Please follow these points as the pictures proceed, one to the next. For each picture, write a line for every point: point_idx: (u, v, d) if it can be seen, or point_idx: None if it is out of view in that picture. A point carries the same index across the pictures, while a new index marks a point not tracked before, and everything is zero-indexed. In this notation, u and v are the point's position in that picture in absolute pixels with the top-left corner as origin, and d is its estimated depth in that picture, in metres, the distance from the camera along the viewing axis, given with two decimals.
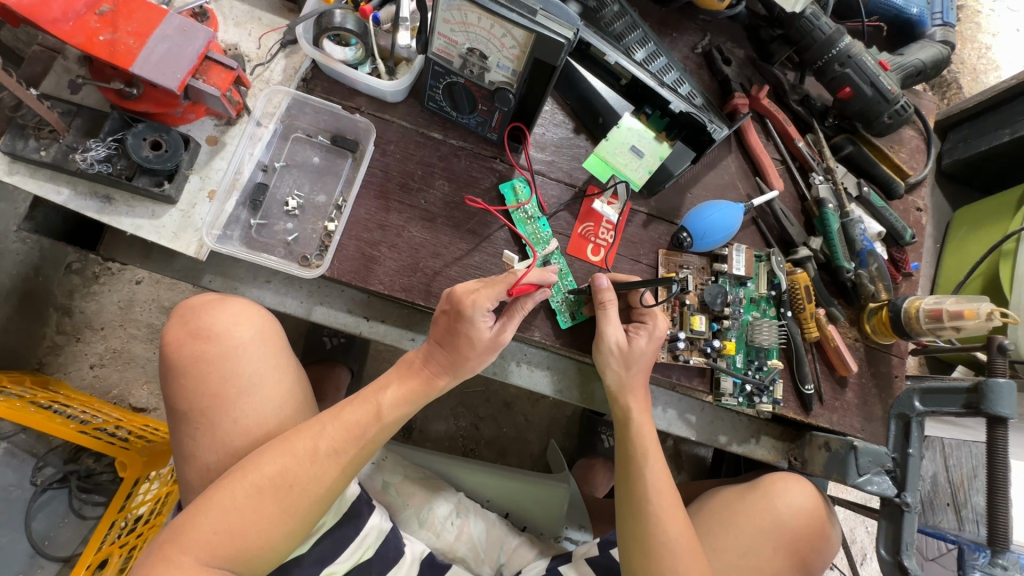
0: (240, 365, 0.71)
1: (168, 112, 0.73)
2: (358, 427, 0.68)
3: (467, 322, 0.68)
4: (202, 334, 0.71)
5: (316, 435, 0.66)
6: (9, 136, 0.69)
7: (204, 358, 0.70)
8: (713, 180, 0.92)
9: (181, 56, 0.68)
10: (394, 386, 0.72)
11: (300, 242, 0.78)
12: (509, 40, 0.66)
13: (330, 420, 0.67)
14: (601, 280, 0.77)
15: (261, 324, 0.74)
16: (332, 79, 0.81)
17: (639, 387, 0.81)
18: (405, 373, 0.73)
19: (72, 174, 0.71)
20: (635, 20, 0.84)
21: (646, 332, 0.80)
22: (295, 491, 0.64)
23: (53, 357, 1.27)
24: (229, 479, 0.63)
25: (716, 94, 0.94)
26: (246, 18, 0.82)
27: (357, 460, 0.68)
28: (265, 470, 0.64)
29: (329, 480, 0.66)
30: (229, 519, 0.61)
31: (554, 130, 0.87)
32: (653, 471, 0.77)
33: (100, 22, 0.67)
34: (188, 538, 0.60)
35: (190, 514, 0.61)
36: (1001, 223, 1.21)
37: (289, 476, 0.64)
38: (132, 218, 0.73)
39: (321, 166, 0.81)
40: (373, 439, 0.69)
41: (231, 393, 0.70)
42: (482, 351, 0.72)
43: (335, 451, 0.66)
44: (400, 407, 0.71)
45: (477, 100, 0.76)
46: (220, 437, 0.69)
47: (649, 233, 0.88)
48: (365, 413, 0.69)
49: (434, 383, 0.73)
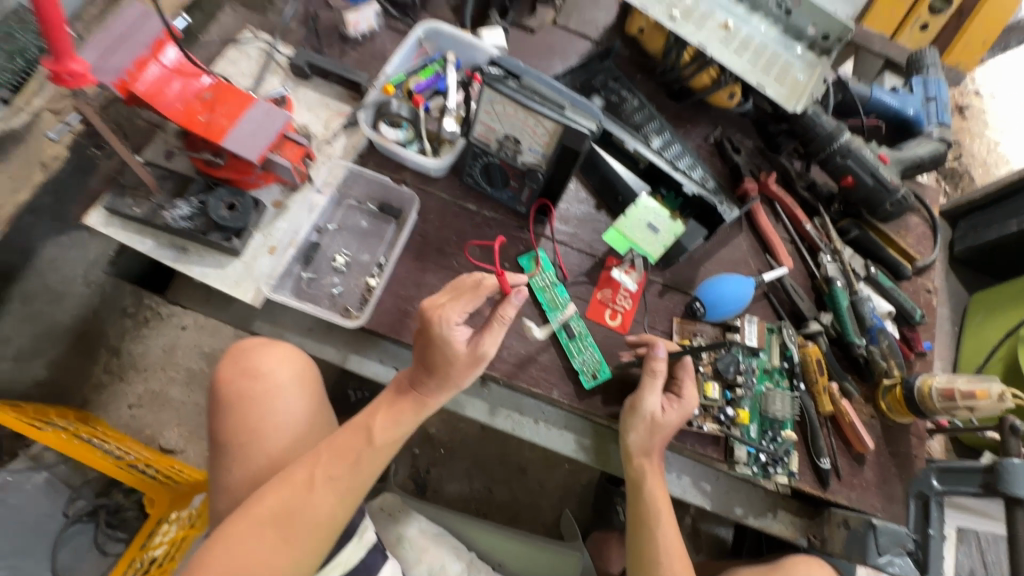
0: (271, 401, 0.78)
1: (244, 178, 0.84)
2: (351, 453, 0.75)
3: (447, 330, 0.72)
4: (250, 372, 0.79)
5: (313, 464, 0.74)
6: (112, 195, 0.81)
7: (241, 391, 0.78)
8: (725, 255, 0.98)
9: (264, 134, 0.81)
10: (382, 413, 0.78)
11: (343, 295, 0.86)
12: (541, 129, 0.77)
13: (325, 451, 0.76)
14: (658, 348, 0.83)
15: (301, 367, 0.81)
16: (383, 156, 0.92)
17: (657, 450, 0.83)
18: (395, 397, 0.79)
19: (157, 228, 0.81)
20: (653, 113, 1.00)
21: (679, 406, 0.82)
22: (300, 520, 0.71)
23: (97, 395, 1.40)
24: (242, 513, 0.71)
25: (727, 178, 1.04)
26: (318, 104, 0.94)
27: (354, 484, 0.75)
28: (272, 503, 0.71)
29: (330, 504, 0.73)
30: (245, 547, 0.69)
31: (577, 206, 0.96)
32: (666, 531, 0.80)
33: (201, 105, 0.79)
34: (208, 566, 0.67)
35: (214, 544, 0.69)
36: (1020, 309, 1.22)
37: (293, 505, 0.72)
38: (202, 267, 0.82)
39: (367, 229, 0.90)
40: (368, 463, 0.76)
41: (267, 429, 0.77)
42: (463, 366, 0.75)
43: (332, 479, 0.74)
44: (389, 432, 0.77)
45: (510, 178, 0.87)
46: (250, 469, 0.76)
47: (665, 302, 0.94)
48: (357, 438, 0.76)
49: (424, 403, 0.78)
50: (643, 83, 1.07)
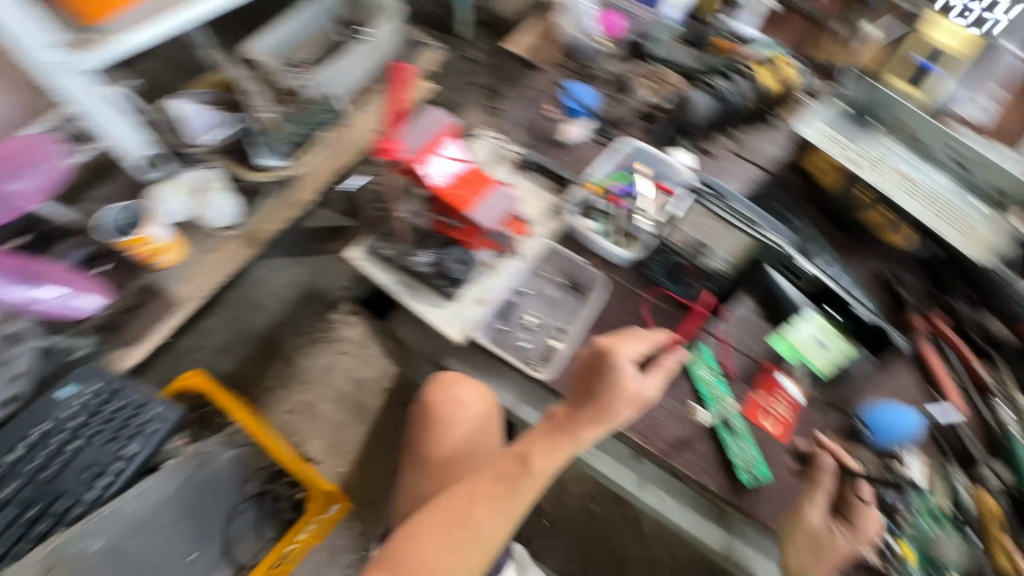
0: (464, 424, 1.01)
1: (467, 239, 1.02)
2: (510, 478, 0.84)
3: (612, 364, 0.83)
4: (454, 402, 1.02)
5: (478, 480, 0.86)
6: (374, 240, 1.04)
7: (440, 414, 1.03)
8: (890, 385, 0.99)
9: (497, 209, 0.99)
10: (540, 444, 0.84)
11: (529, 351, 0.99)
12: (736, 241, 0.97)
13: (489, 471, 0.86)
14: (824, 460, 0.86)
15: (487, 409, 1.03)
16: (576, 240, 1.08)
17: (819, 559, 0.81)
18: (549, 430, 0.85)
19: (399, 268, 1.01)
20: (819, 240, 1.11)
21: (849, 532, 0.82)
22: (468, 529, 0.83)
23: (265, 396, 1.64)
24: (426, 516, 0.85)
25: (893, 311, 1.07)
26: (532, 192, 1.12)
27: (513, 504, 0.84)
28: (446, 511, 0.84)
29: (494, 519, 0.83)
30: (424, 546, 0.82)
31: (741, 309, 1.02)
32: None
33: (454, 181, 0.97)
34: (398, 555, 0.82)
35: (402, 539, 0.84)
36: None
37: (462, 514, 0.83)
38: (424, 304, 0.99)
39: (556, 299, 1.05)
40: (524, 489, 0.83)
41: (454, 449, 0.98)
42: (625, 400, 0.82)
43: (494, 499, 0.84)
44: (545, 461, 0.83)
45: (689, 276, 1.01)
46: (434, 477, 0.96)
47: (824, 418, 0.96)
48: (516, 465, 0.85)
49: (580, 436, 0.83)
50: (812, 212, 1.17)
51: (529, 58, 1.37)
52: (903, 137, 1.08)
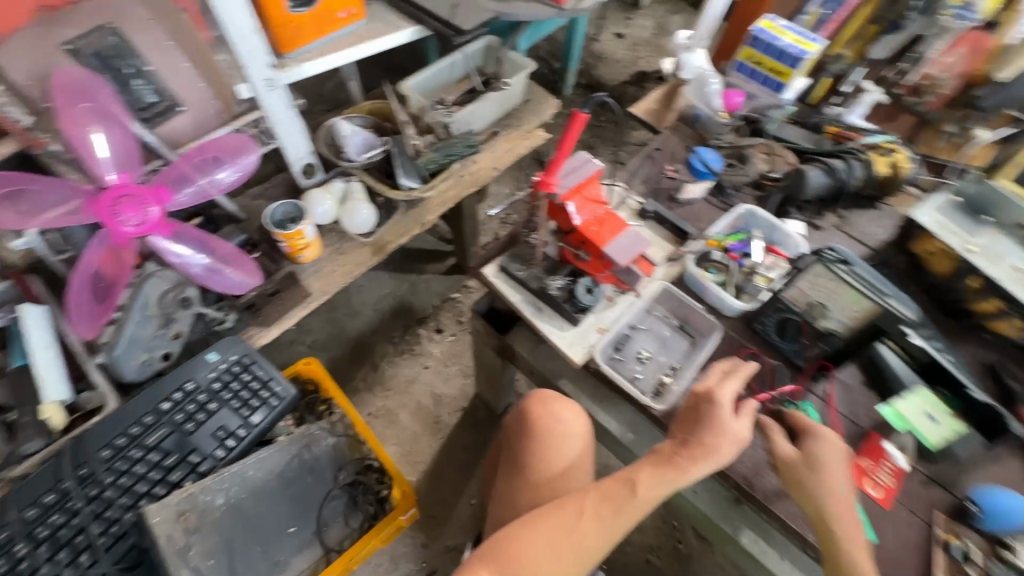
0: (564, 443, 1.06)
1: (595, 272, 1.10)
2: (617, 499, 0.90)
3: (714, 405, 0.91)
4: (553, 418, 1.07)
5: (584, 497, 0.92)
6: (508, 259, 1.15)
7: (540, 426, 1.07)
8: (1000, 471, 0.99)
9: (632, 247, 1.06)
10: (647, 470, 0.90)
11: (641, 381, 1.06)
12: (858, 306, 1.05)
13: (594, 490, 0.92)
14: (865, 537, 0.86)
15: (581, 423, 1.08)
16: (690, 288, 1.17)
17: (842, 523, 0.87)
18: (656, 461, 0.91)
19: (529, 288, 1.12)
20: (929, 325, 1.12)
21: None
22: (573, 543, 0.87)
23: (351, 396, 1.75)
24: (531, 521, 0.90)
25: (1000, 400, 1.09)
26: (651, 239, 1.22)
27: (616, 527, 0.89)
28: (554, 519, 0.89)
29: (597, 536, 0.88)
30: (530, 546, 0.87)
31: (847, 376, 1.08)
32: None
33: (594, 219, 1.06)
34: (503, 549, 0.87)
35: (507, 536, 0.89)
36: None
37: (568, 527, 0.88)
38: (549, 325, 1.09)
39: (667, 338, 1.12)
40: (627, 512, 0.89)
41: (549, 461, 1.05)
42: (729, 442, 0.89)
43: (598, 516, 0.89)
44: (651, 488, 0.89)
45: (802, 335, 1.06)
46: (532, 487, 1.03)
47: (927, 492, 0.98)
48: (622, 488, 0.91)
49: (683, 469, 0.88)
50: (917, 293, 1.22)
51: (647, 120, 1.52)
52: (1017, 235, 1.13)
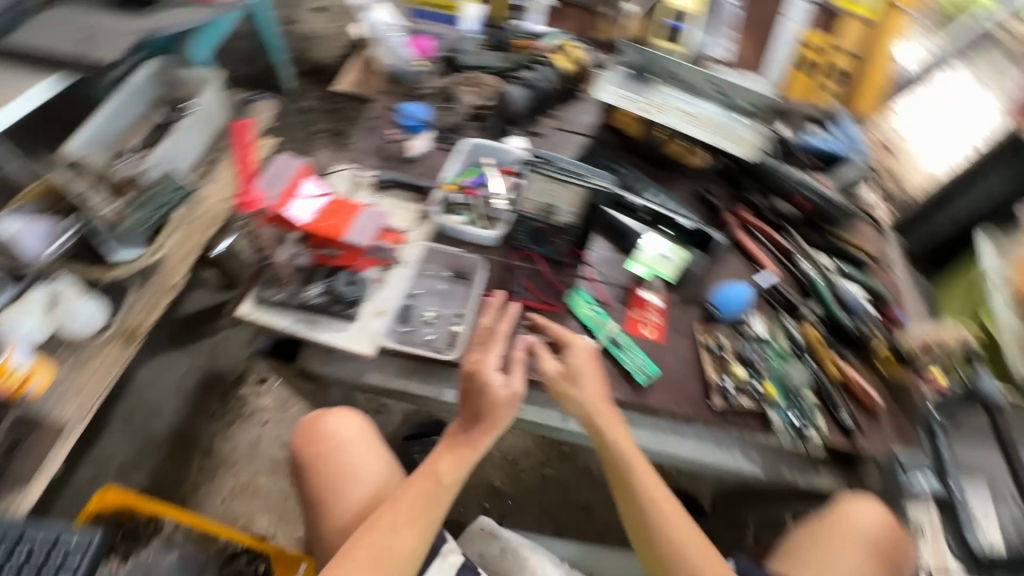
0: (349, 453, 1.03)
1: (351, 262, 1.11)
2: (426, 495, 0.90)
3: (479, 375, 0.95)
4: (329, 435, 1.05)
5: (396, 506, 0.89)
6: (260, 289, 1.07)
7: (320, 451, 1.04)
8: (725, 272, 1.24)
9: (371, 226, 1.09)
10: (445, 456, 0.94)
11: (436, 341, 1.09)
12: (575, 195, 1.14)
13: (403, 497, 0.90)
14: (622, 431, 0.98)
15: (361, 425, 1.07)
16: (449, 236, 1.20)
17: (602, 415, 0.98)
18: (453, 444, 0.96)
19: (291, 306, 1.05)
20: (644, 181, 1.33)
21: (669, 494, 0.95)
22: (394, 556, 0.85)
23: (194, 493, 1.56)
24: (343, 558, 0.85)
25: (710, 218, 1.34)
26: (396, 207, 1.22)
27: (430, 519, 0.89)
28: (369, 543, 0.86)
29: (413, 535, 0.87)
30: None
31: (600, 252, 1.22)
32: (655, 493, 0.94)
33: (323, 215, 1.07)
34: None
35: None
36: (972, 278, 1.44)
37: (386, 545, 0.85)
38: (329, 332, 1.05)
39: (446, 290, 1.15)
40: (441, 503, 0.91)
41: (343, 478, 1.01)
42: (504, 399, 0.95)
43: (413, 519, 0.88)
44: (454, 471, 0.93)
45: (549, 236, 1.17)
46: (339, 513, 0.98)
47: (685, 313, 1.18)
48: (428, 482, 0.92)
49: (476, 444, 0.95)
50: (631, 158, 1.40)
51: (356, 91, 1.48)
52: (673, 82, 1.36)
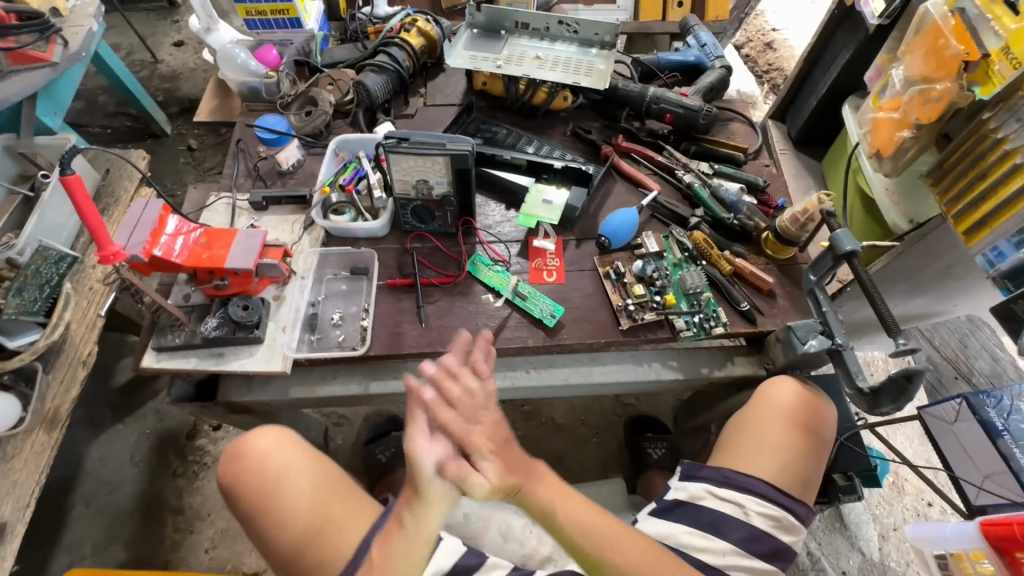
0: (269, 460, 1.00)
1: (246, 287, 1.09)
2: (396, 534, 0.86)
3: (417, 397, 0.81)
4: (242, 455, 1.00)
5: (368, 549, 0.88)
6: (158, 337, 1.06)
7: (243, 472, 0.99)
8: (613, 201, 1.28)
9: (251, 248, 1.06)
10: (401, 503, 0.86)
11: (348, 339, 1.11)
12: (436, 166, 1.08)
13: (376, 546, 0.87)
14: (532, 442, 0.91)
15: (275, 432, 1.03)
16: (341, 237, 1.21)
17: (517, 474, 0.85)
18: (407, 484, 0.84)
19: (196, 346, 1.05)
20: (519, 134, 1.36)
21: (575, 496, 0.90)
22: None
23: (175, 552, 1.55)
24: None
25: (593, 154, 1.36)
26: (280, 222, 1.22)
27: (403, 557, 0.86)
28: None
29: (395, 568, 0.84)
30: None
31: (491, 213, 1.26)
32: (571, 520, 0.87)
33: (203, 248, 1.04)
34: None
35: None
36: (843, 146, 1.52)
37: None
38: (240, 360, 1.05)
39: (348, 289, 1.17)
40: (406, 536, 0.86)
41: (270, 486, 0.98)
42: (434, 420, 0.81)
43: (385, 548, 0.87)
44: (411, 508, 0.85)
45: (434, 211, 1.17)
46: (282, 518, 0.96)
47: (583, 250, 1.22)
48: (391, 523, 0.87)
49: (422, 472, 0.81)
50: (504, 116, 1.42)
51: (219, 118, 1.45)
52: (529, 32, 1.39)
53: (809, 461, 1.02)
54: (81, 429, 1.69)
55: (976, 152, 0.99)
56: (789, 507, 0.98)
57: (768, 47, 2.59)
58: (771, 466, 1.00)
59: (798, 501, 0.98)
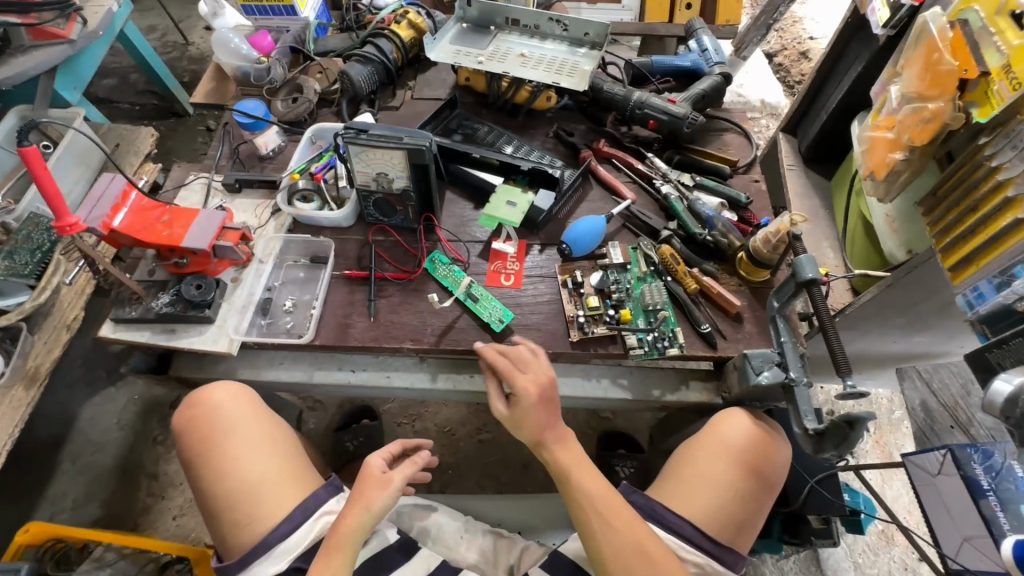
0: (221, 412, 1.01)
1: (205, 267, 1.10)
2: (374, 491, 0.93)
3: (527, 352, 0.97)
4: (197, 402, 1.02)
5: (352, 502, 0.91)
6: (117, 308, 1.09)
7: (195, 417, 1.01)
8: (586, 209, 1.24)
9: (209, 230, 1.07)
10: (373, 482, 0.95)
11: (297, 326, 1.11)
12: (395, 160, 1.06)
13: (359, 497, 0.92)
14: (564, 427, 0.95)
15: (235, 387, 1.05)
16: (306, 225, 1.22)
17: (548, 434, 0.92)
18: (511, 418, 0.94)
19: (149, 320, 1.08)
20: (499, 131, 1.33)
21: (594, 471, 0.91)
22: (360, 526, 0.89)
23: (145, 516, 1.61)
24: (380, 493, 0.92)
25: (571, 157, 1.31)
26: (250, 205, 1.24)
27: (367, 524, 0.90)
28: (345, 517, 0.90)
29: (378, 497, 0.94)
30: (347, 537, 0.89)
31: (457, 212, 1.24)
32: (591, 491, 0.88)
33: (164, 225, 1.06)
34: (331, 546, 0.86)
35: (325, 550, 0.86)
36: (850, 165, 1.42)
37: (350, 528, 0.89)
38: (189, 338, 1.07)
39: (305, 277, 1.18)
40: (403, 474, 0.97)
41: (217, 436, 0.98)
42: (517, 369, 0.95)
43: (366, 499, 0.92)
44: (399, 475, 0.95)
45: (395, 205, 1.16)
46: (219, 471, 0.96)
47: (546, 256, 1.18)
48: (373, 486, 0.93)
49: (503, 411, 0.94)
50: (487, 114, 1.39)
51: (214, 101, 1.49)
52: (519, 29, 1.36)
53: (753, 505, 0.95)
54: (77, 389, 1.78)
55: (970, 180, 0.91)
56: (716, 549, 0.91)
57: (801, 57, 2.45)
58: (711, 498, 0.94)
59: (726, 548, 0.91)
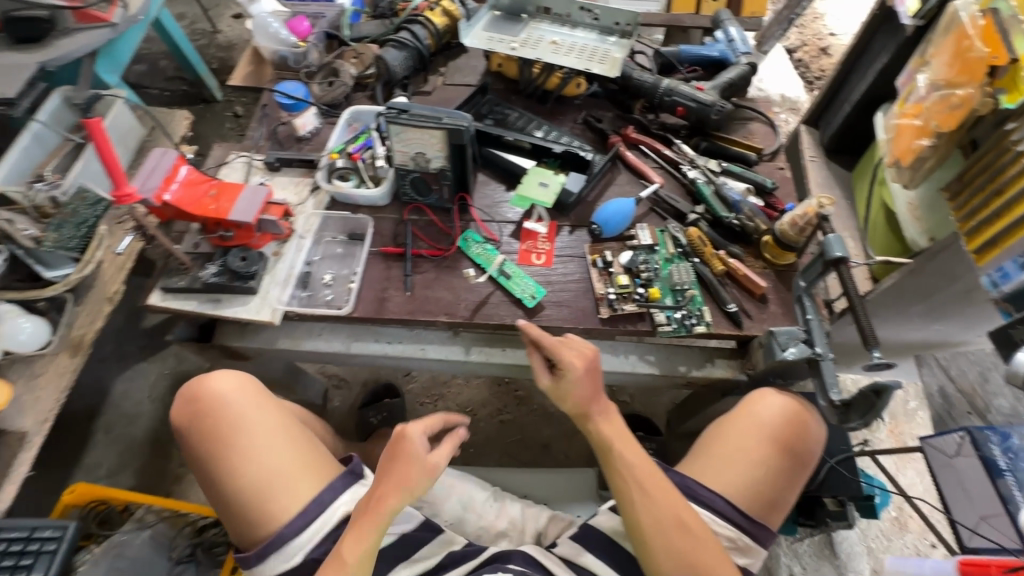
0: (226, 405, 1.02)
1: (248, 240, 1.13)
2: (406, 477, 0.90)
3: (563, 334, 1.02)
4: (199, 397, 1.03)
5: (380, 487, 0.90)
6: (165, 278, 1.14)
7: (200, 411, 1.02)
8: (614, 192, 1.27)
9: (254, 204, 1.09)
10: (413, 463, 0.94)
11: (335, 299, 1.16)
12: (434, 139, 1.10)
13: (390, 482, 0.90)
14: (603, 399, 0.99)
15: (238, 378, 1.06)
16: (343, 203, 1.27)
17: (594, 406, 0.96)
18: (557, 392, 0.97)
19: (196, 290, 1.13)
20: (530, 116, 1.36)
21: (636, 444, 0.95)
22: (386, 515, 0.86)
23: (177, 485, 1.67)
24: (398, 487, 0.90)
25: (600, 143, 1.35)
26: (289, 183, 1.29)
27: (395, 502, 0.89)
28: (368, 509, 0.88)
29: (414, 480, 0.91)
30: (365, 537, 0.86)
31: (490, 193, 1.28)
32: (635, 464, 0.92)
33: (212, 199, 1.09)
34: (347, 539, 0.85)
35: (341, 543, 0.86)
36: (873, 156, 1.44)
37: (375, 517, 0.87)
38: (233, 308, 1.12)
39: (343, 253, 1.22)
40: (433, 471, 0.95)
41: (223, 430, 0.99)
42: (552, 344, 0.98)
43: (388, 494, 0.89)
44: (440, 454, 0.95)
45: (431, 184, 1.20)
46: (230, 463, 0.97)
47: (575, 236, 1.22)
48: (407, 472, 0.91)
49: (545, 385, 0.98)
50: (517, 100, 1.43)
51: (251, 84, 1.53)
52: (550, 17, 1.40)
53: (784, 482, 0.99)
54: (111, 363, 1.84)
55: (996, 164, 0.94)
56: (747, 525, 0.94)
57: (822, 52, 2.47)
58: (740, 477, 0.97)
59: (757, 523, 0.95)
